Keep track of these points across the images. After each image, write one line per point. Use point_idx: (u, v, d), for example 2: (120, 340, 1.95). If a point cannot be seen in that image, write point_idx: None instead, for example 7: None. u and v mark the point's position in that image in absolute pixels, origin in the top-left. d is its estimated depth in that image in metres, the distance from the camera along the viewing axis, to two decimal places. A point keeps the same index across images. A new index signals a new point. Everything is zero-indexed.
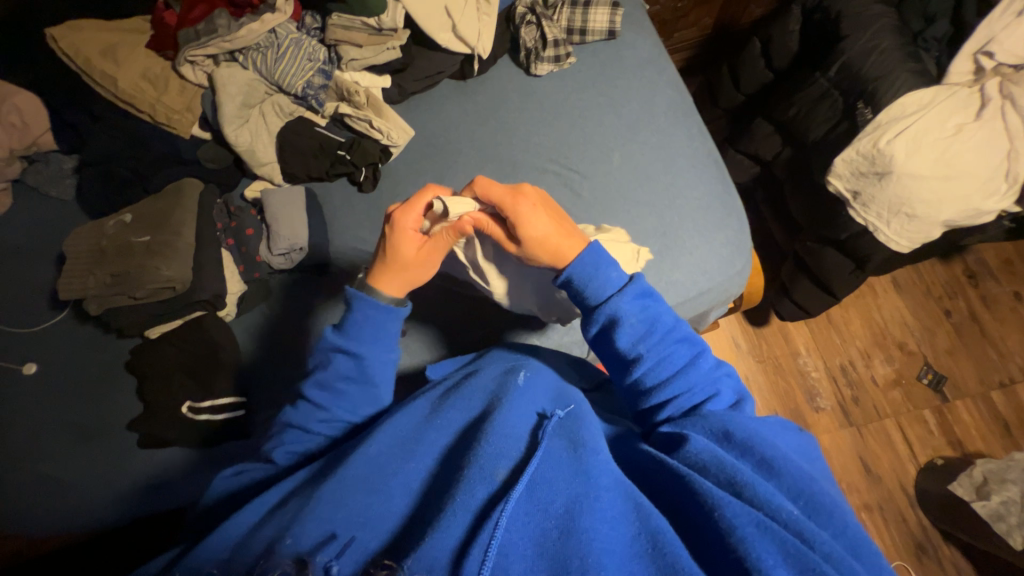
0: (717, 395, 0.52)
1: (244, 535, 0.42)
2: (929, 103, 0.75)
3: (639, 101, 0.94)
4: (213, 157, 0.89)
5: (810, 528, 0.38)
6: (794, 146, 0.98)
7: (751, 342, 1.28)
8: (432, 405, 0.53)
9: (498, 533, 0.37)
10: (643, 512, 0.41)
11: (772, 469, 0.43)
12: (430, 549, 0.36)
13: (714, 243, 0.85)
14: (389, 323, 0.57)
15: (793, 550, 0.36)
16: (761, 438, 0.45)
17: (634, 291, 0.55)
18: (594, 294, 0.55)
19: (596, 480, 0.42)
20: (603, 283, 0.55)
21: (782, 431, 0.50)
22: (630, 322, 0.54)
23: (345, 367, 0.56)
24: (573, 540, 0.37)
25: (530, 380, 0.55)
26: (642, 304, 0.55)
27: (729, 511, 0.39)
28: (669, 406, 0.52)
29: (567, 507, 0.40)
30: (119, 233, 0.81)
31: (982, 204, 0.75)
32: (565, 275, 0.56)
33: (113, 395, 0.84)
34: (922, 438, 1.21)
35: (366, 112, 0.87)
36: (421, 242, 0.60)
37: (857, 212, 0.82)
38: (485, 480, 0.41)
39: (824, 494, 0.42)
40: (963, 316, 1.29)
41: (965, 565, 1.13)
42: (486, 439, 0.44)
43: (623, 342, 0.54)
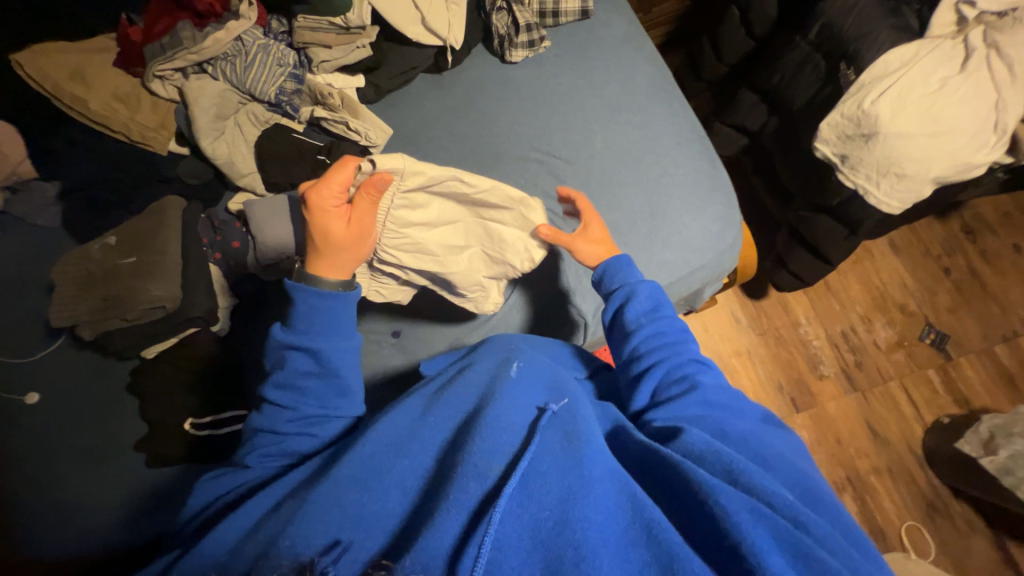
0: (704, 370, 0.57)
1: (240, 540, 0.43)
2: (912, 58, 0.73)
3: (618, 81, 0.92)
4: (194, 172, 0.90)
5: (804, 513, 0.39)
6: (779, 114, 0.97)
7: (751, 316, 1.28)
8: (427, 401, 0.52)
9: (491, 529, 0.37)
10: (637, 501, 0.41)
11: (768, 464, 0.47)
12: (425, 547, 0.37)
13: (703, 220, 0.84)
14: (340, 306, 0.58)
15: (786, 534, 0.37)
16: (753, 439, 0.49)
17: (648, 282, 0.65)
18: (611, 277, 0.67)
19: (589, 470, 0.42)
20: (621, 274, 0.67)
21: (767, 428, 0.53)
22: (638, 301, 0.63)
23: (303, 362, 0.56)
24: (568, 531, 0.37)
25: (525, 371, 0.53)
26: (653, 293, 0.64)
27: (723, 498, 0.39)
28: (659, 368, 0.57)
29: (561, 498, 0.40)
30: (106, 255, 0.81)
31: (972, 157, 0.73)
32: (601, 267, 0.69)
33: (117, 417, 0.84)
34: (928, 398, 1.21)
35: (342, 114, 0.86)
36: (343, 217, 0.60)
37: (846, 176, 0.81)
38: (479, 476, 0.41)
39: (813, 485, 0.46)
40: (963, 273, 1.28)
41: (976, 519, 1.14)
42: (478, 434, 0.44)
43: (631, 316, 0.63)
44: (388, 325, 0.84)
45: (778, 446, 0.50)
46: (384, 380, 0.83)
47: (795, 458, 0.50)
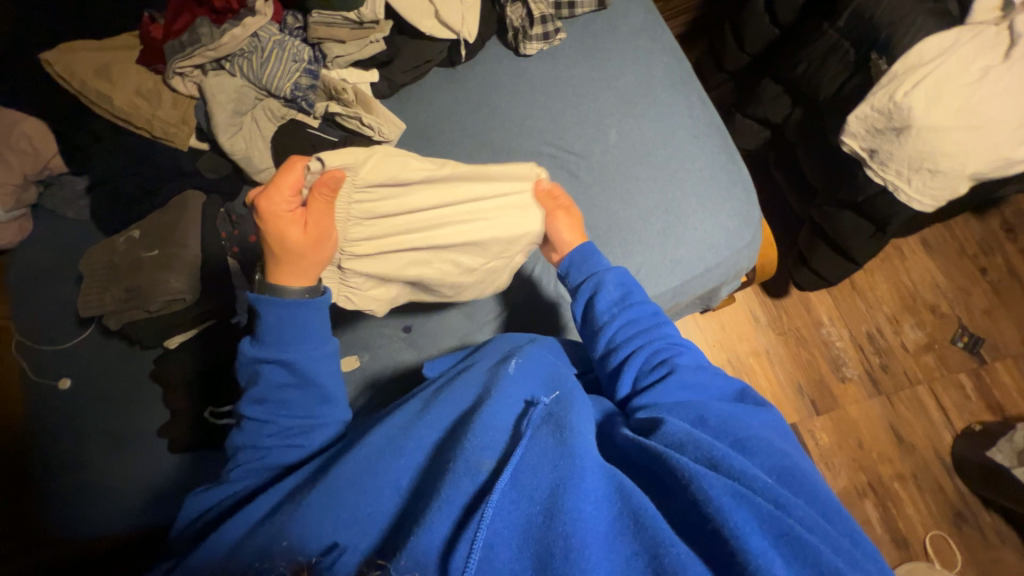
0: (683, 352, 0.56)
1: (240, 540, 0.44)
2: (952, 46, 0.69)
3: (634, 73, 0.90)
4: (213, 167, 0.91)
5: (785, 495, 0.39)
6: (804, 106, 0.93)
7: (771, 315, 1.24)
8: (424, 400, 0.52)
9: (482, 527, 0.37)
10: (625, 491, 0.41)
11: (746, 449, 0.45)
12: (416, 546, 0.37)
13: (718, 216, 0.82)
14: (308, 315, 0.57)
15: (769, 516, 0.37)
16: (732, 422, 0.47)
17: (615, 270, 0.64)
18: (579, 270, 0.65)
19: (580, 461, 0.41)
20: (589, 263, 0.66)
21: (756, 411, 0.50)
22: (606, 292, 0.62)
23: (277, 375, 0.56)
24: (557, 523, 0.37)
25: (520, 367, 0.53)
26: (620, 281, 0.63)
27: (706, 483, 0.39)
28: (639, 359, 0.56)
29: (551, 490, 0.39)
30: (130, 248, 0.84)
31: (1014, 152, 0.69)
32: (565, 263, 0.68)
33: (140, 403, 0.88)
34: (958, 404, 1.16)
35: (355, 110, 0.86)
36: (297, 222, 0.58)
37: (875, 171, 0.77)
38: (470, 472, 0.41)
39: (796, 467, 0.43)
40: (1001, 273, 1.21)
41: (1008, 531, 1.09)
42: (472, 432, 0.44)
43: (602, 308, 0.61)
44: (400, 321, 0.85)
45: (760, 426, 0.47)
46: (395, 374, 0.83)
47: (780, 440, 0.48)
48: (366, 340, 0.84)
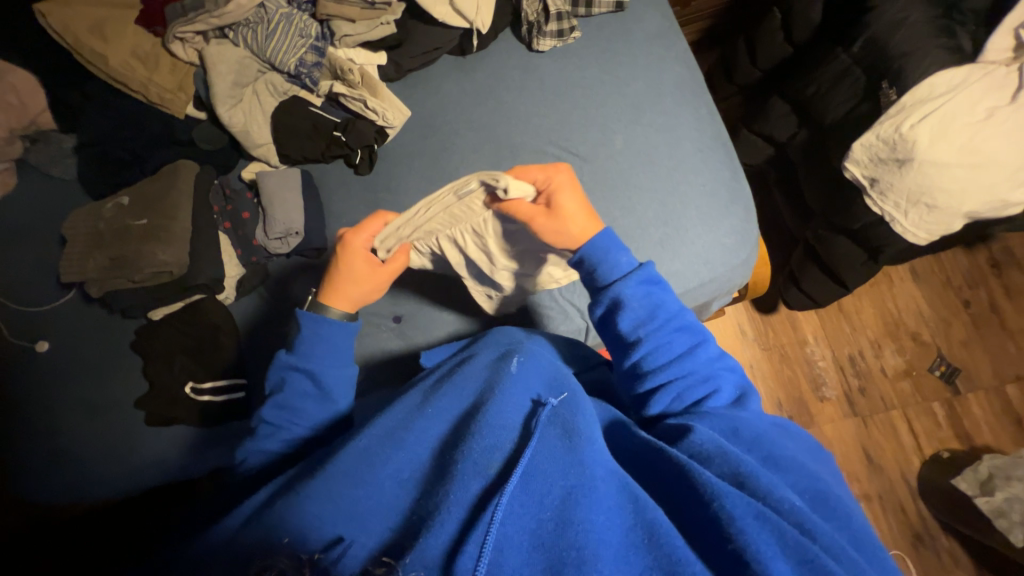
0: (717, 391, 0.52)
1: (236, 532, 0.42)
2: (960, 83, 0.69)
3: (645, 79, 0.89)
4: (209, 138, 0.89)
5: (811, 520, 0.38)
6: (810, 127, 0.93)
7: (758, 330, 1.26)
8: (424, 393, 0.52)
9: (493, 529, 0.37)
10: (639, 502, 0.40)
11: (778, 465, 0.44)
12: (425, 549, 0.37)
13: (718, 233, 0.82)
14: (339, 335, 0.61)
15: (793, 541, 0.36)
16: (767, 438, 0.46)
17: (642, 276, 0.56)
18: (603, 274, 0.57)
19: (591, 470, 0.41)
20: (612, 266, 0.57)
21: (786, 432, 0.49)
22: (632, 306, 0.54)
23: (300, 383, 0.59)
24: (570, 531, 0.37)
25: (524, 366, 0.53)
26: (647, 291, 0.55)
27: (729, 502, 0.38)
28: (667, 393, 0.52)
29: (562, 498, 0.39)
30: (117, 215, 0.82)
31: (1010, 195, 0.70)
32: (580, 254, 0.59)
33: (118, 374, 0.86)
34: (929, 431, 1.19)
35: (360, 92, 0.85)
36: (365, 260, 0.66)
37: (874, 200, 0.78)
38: (479, 474, 0.41)
39: (828, 489, 0.43)
40: (983, 308, 1.24)
41: (963, 557, 1.12)
42: (480, 432, 0.44)
43: (625, 325, 0.55)
44: (390, 310, 0.84)
45: (796, 450, 0.47)
46: (382, 363, 0.83)
47: (813, 462, 0.47)
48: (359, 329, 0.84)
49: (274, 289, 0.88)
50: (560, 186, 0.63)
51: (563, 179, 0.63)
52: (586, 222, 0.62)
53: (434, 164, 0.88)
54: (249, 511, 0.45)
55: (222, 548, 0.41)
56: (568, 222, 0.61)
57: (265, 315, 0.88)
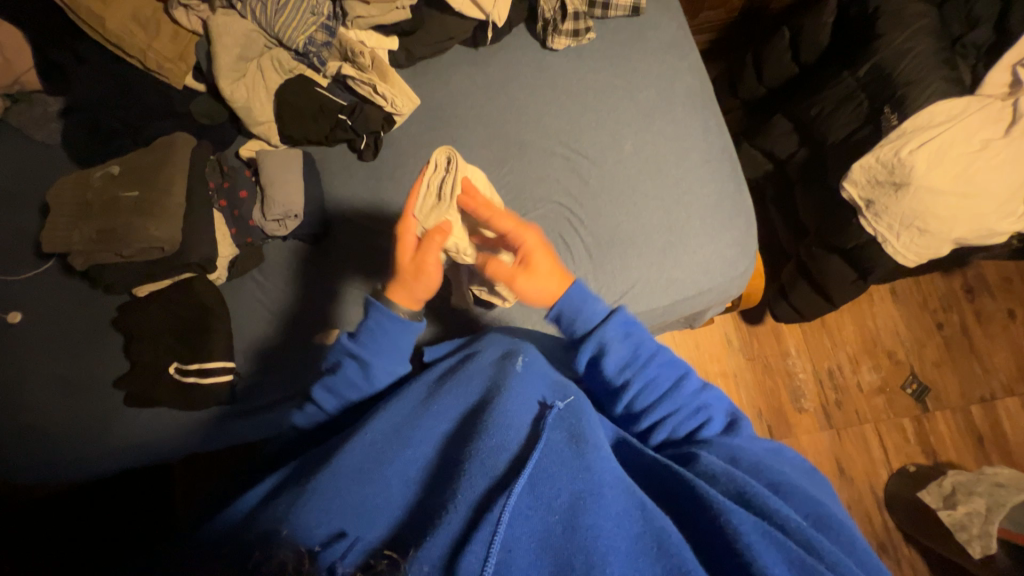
0: (709, 421, 0.53)
1: (241, 521, 0.42)
2: (959, 114, 0.72)
3: (657, 88, 0.89)
4: (207, 113, 0.86)
5: (817, 537, 0.38)
6: (811, 146, 0.95)
7: (743, 340, 1.29)
8: (430, 389, 0.53)
9: (501, 529, 0.37)
10: (648, 512, 0.40)
11: (780, 490, 0.44)
12: (428, 550, 0.37)
13: (719, 244, 0.83)
14: (403, 337, 0.57)
15: (800, 559, 0.36)
16: (766, 465, 0.47)
17: (619, 321, 0.55)
18: (580, 326, 0.55)
19: (599, 477, 0.41)
20: (589, 315, 0.55)
21: (780, 455, 0.51)
22: (615, 351, 0.54)
23: (353, 372, 0.57)
24: (578, 537, 0.37)
25: (529, 368, 0.54)
26: (625, 333, 0.55)
27: (736, 518, 0.39)
28: (663, 428, 0.53)
29: (571, 503, 0.39)
30: (106, 185, 0.78)
31: (995, 225, 0.73)
32: (556, 310, 0.56)
33: (97, 350, 0.82)
34: (898, 445, 1.24)
35: (370, 76, 0.84)
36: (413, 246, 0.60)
37: (868, 221, 0.80)
38: (485, 474, 0.41)
39: (830, 516, 0.43)
40: (955, 330, 1.30)
41: (922, 566, 1.17)
42: (485, 432, 0.44)
43: (610, 370, 0.55)
44: None
45: (792, 473, 0.48)
46: None
47: (811, 486, 0.48)
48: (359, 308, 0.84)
49: (269, 274, 0.86)
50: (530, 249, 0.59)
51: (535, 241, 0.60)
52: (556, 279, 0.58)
53: None
54: (250, 506, 0.44)
55: (224, 541, 0.40)
56: (545, 282, 0.57)
57: (257, 300, 0.85)
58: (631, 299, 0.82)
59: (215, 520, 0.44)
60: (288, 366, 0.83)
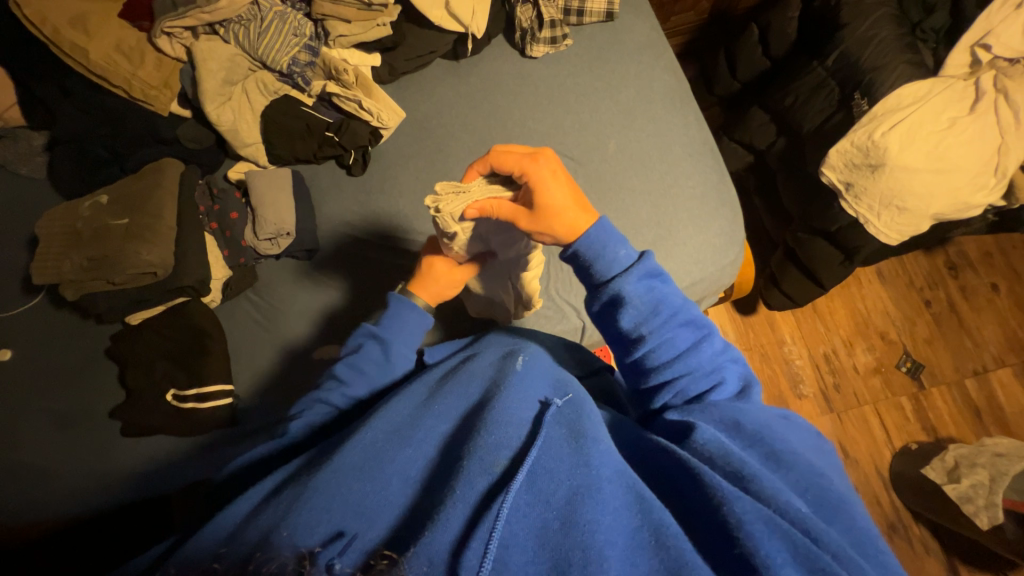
0: (721, 384, 0.51)
1: (236, 528, 0.41)
2: (926, 95, 0.76)
3: (635, 88, 0.92)
4: (194, 137, 0.86)
5: (818, 527, 0.38)
6: (788, 135, 0.98)
7: (739, 331, 1.30)
8: (430, 390, 0.54)
9: (499, 525, 0.37)
10: (646, 504, 0.40)
11: (780, 461, 0.44)
12: (430, 544, 0.36)
13: (706, 234, 0.85)
14: (418, 322, 0.67)
15: (803, 549, 0.36)
16: (768, 431, 0.46)
17: (642, 271, 0.52)
18: (599, 272, 0.52)
19: (597, 471, 0.41)
20: (610, 263, 0.52)
21: (790, 424, 0.49)
22: (635, 304, 0.51)
23: (375, 351, 0.64)
24: (576, 532, 0.37)
25: (528, 366, 0.54)
26: (648, 286, 0.52)
27: (739, 507, 0.38)
28: (673, 390, 0.51)
29: (569, 498, 0.39)
30: (95, 214, 0.78)
31: (970, 198, 0.76)
32: (574, 248, 0.53)
33: (92, 382, 0.81)
34: (899, 424, 1.25)
35: (355, 92, 0.85)
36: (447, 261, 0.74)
37: (848, 204, 0.82)
38: (485, 471, 0.41)
39: (831, 493, 0.42)
40: (943, 307, 1.32)
41: (933, 543, 1.17)
42: (487, 428, 0.44)
43: (626, 323, 0.52)
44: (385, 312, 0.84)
45: (796, 441, 0.46)
46: None
47: (815, 458, 0.47)
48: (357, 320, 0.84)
49: (264, 292, 0.86)
50: (539, 181, 0.54)
51: (551, 163, 0.55)
52: (575, 214, 0.53)
53: (428, 167, 0.89)
54: (238, 518, 0.43)
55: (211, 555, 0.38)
56: (556, 216, 0.53)
57: (251, 320, 0.85)
58: None
59: (198, 538, 0.42)
60: (286, 385, 0.82)
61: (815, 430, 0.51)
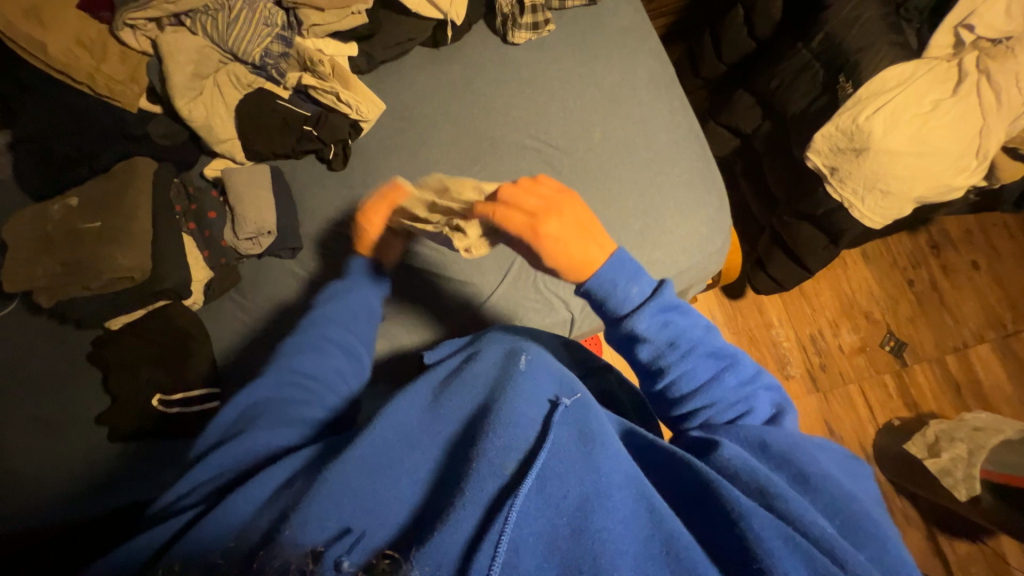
0: (750, 411, 0.52)
1: (247, 523, 0.41)
2: (909, 78, 0.75)
3: (621, 74, 0.90)
4: (165, 132, 0.84)
5: (843, 549, 0.37)
6: (774, 119, 0.97)
7: (727, 315, 1.31)
8: (435, 390, 0.51)
9: (508, 528, 0.37)
10: (658, 514, 0.39)
11: (807, 483, 0.44)
12: (440, 543, 0.37)
13: (694, 223, 0.85)
14: (372, 301, 0.70)
15: (822, 567, 0.36)
16: (798, 453, 0.46)
17: (658, 306, 0.51)
18: (614, 308, 0.51)
19: (606, 478, 0.41)
20: (624, 299, 0.51)
21: (823, 449, 0.49)
22: (654, 339, 0.51)
23: (339, 309, 0.67)
24: (586, 539, 0.37)
25: (532, 365, 0.51)
26: (667, 320, 0.51)
27: (756, 522, 0.38)
28: (699, 414, 0.52)
29: (579, 504, 0.39)
30: (66, 218, 0.75)
31: (952, 181, 0.76)
32: (587, 286, 0.51)
33: (74, 389, 0.80)
34: (882, 401, 1.28)
35: (332, 84, 0.83)
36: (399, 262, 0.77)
37: (833, 188, 0.82)
38: (494, 473, 0.40)
39: (858, 510, 0.42)
40: (925, 285, 1.35)
41: (914, 514, 1.22)
42: (494, 430, 0.43)
43: (646, 355, 0.52)
44: None
45: (827, 463, 0.47)
46: None
47: (848, 481, 0.47)
48: None
49: (248, 292, 0.84)
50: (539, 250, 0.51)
51: (553, 232, 0.50)
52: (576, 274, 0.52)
53: (410, 159, 0.87)
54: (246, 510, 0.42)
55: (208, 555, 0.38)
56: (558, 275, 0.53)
57: (236, 320, 0.84)
58: None
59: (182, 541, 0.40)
60: None
61: (848, 451, 0.52)
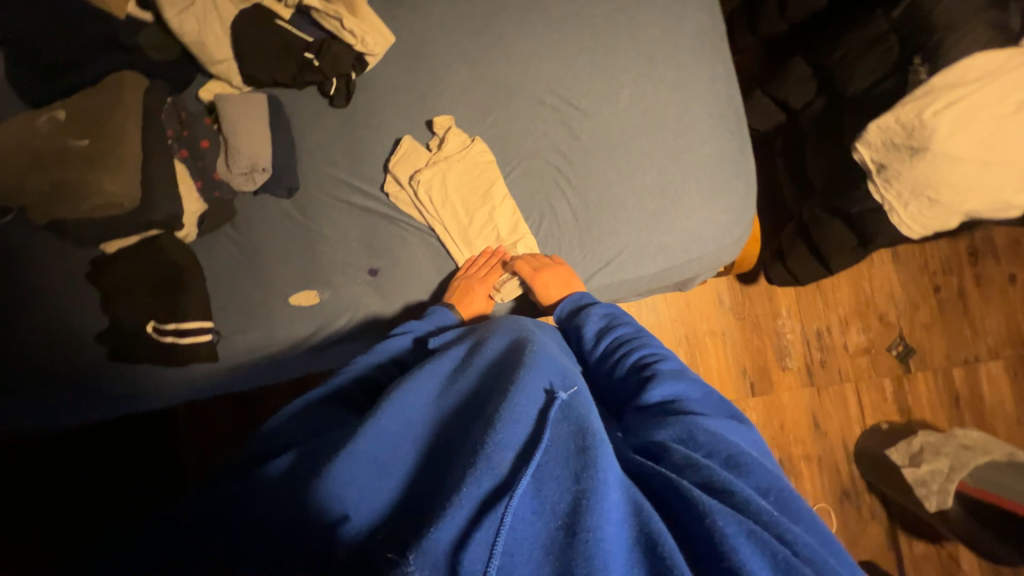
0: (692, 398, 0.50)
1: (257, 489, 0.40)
2: (994, 72, 0.66)
3: (660, 28, 0.81)
4: (157, 45, 0.80)
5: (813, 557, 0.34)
6: (828, 96, 0.85)
7: (735, 300, 1.27)
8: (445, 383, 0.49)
9: (504, 531, 0.34)
10: (643, 515, 0.36)
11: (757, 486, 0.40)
12: (431, 538, 0.34)
13: (715, 210, 0.79)
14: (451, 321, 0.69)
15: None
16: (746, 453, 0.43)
17: (601, 308, 0.65)
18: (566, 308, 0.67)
19: (605, 476, 0.36)
20: (575, 302, 0.67)
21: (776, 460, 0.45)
22: (592, 327, 0.62)
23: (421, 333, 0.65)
24: (579, 541, 0.33)
25: (540, 354, 0.48)
26: (605, 315, 0.64)
27: (720, 520, 0.35)
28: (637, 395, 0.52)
29: (572, 504, 0.35)
30: (51, 132, 0.71)
31: (1012, 197, 0.68)
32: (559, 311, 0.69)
33: (56, 304, 0.79)
34: (875, 405, 1.27)
35: (337, 7, 0.75)
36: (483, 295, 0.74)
37: (876, 187, 0.75)
38: (491, 470, 0.37)
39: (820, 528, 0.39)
40: (952, 294, 1.27)
41: (881, 512, 1.24)
42: (495, 422, 0.39)
43: (588, 339, 0.62)
44: (365, 262, 0.80)
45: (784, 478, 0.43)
46: (358, 317, 0.80)
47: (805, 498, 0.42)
48: (337, 261, 0.80)
49: (241, 228, 0.82)
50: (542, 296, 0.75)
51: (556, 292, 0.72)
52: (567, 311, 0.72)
53: (416, 103, 0.80)
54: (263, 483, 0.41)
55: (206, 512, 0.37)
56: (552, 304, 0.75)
57: (225, 254, 0.82)
58: (617, 268, 0.78)
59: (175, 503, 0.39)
60: (252, 321, 0.80)
61: None
